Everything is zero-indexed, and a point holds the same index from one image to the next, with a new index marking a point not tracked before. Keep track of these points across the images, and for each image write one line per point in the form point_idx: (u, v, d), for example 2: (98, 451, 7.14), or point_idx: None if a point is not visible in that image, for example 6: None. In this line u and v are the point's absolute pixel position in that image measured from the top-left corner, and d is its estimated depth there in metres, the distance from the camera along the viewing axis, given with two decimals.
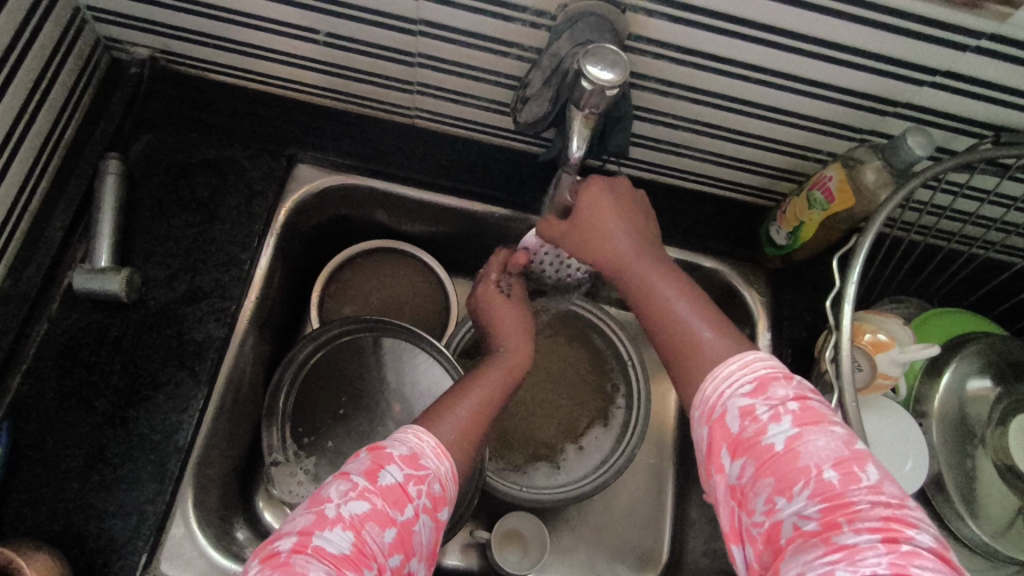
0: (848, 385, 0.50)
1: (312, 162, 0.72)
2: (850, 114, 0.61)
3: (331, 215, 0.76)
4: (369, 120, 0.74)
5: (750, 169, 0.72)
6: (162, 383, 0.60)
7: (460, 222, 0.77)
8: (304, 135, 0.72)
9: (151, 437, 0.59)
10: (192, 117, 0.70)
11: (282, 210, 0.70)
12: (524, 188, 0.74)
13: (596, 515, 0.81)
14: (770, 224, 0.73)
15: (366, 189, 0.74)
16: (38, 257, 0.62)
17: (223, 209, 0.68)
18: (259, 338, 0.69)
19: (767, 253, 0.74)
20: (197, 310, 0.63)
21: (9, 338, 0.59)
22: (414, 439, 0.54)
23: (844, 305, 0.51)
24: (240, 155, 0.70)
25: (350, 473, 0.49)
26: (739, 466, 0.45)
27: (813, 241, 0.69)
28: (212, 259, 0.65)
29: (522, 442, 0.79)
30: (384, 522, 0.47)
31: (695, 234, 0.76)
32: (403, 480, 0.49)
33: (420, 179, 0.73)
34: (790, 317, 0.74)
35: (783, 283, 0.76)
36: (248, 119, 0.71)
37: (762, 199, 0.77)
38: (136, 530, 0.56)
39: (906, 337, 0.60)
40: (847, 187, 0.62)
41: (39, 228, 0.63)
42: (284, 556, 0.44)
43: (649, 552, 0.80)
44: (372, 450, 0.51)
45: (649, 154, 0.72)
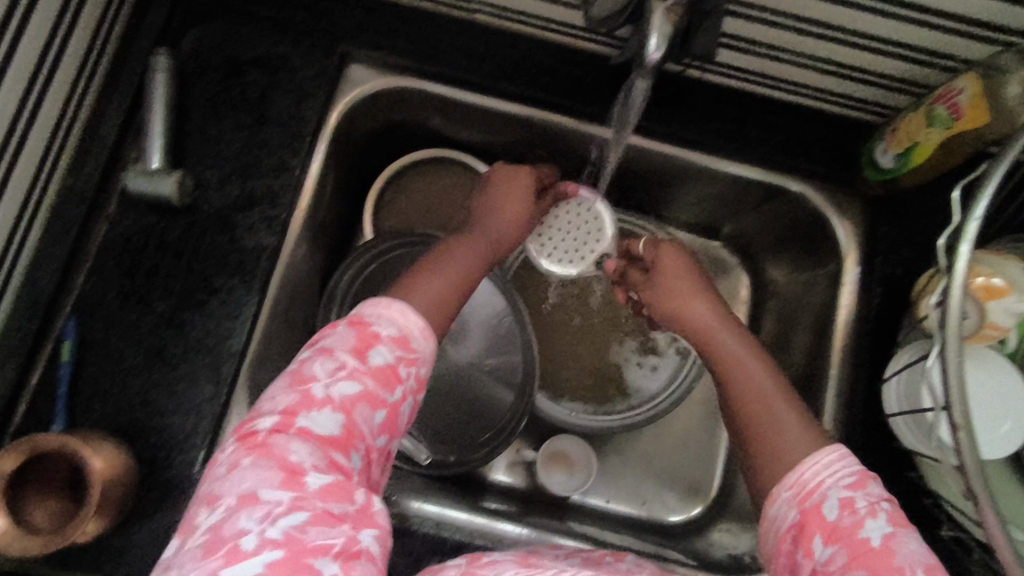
0: (953, 339, 0.42)
1: (365, 62, 0.67)
2: (997, 9, 0.51)
3: (386, 120, 0.72)
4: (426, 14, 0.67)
5: (856, 78, 0.62)
6: (216, 288, 0.61)
7: (520, 132, 0.71)
8: (358, 31, 0.67)
9: (207, 341, 0.60)
10: (241, 9, 0.66)
11: (333, 111, 0.66)
12: (594, 94, 0.67)
13: (646, 442, 0.80)
14: (874, 144, 0.63)
15: (420, 93, 0.68)
16: (95, 156, 0.62)
17: (273, 111, 0.65)
18: (311, 247, 0.68)
19: (868, 177, 0.64)
20: (249, 217, 0.62)
21: (71, 238, 0.60)
22: (399, 317, 0.51)
23: (962, 246, 0.43)
24: (290, 52, 0.66)
25: (334, 350, 0.47)
26: (829, 552, 0.43)
27: (926, 165, 0.60)
28: (263, 165, 0.64)
29: (575, 366, 0.76)
30: (374, 404, 0.46)
31: (783, 152, 0.67)
32: (394, 361, 0.48)
33: (480, 82, 0.67)
34: (886, 251, 0.65)
35: (880, 212, 0.66)
36: (300, 12, 0.66)
37: (867, 113, 0.67)
38: (195, 428, 0.58)
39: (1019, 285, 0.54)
40: (981, 102, 0.53)
41: (94, 126, 0.63)
42: (264, 436, 0.43)
43: (699, 484, 0.78)
44: (355, 327, 0.49)
45: (742, 58, 0.63)
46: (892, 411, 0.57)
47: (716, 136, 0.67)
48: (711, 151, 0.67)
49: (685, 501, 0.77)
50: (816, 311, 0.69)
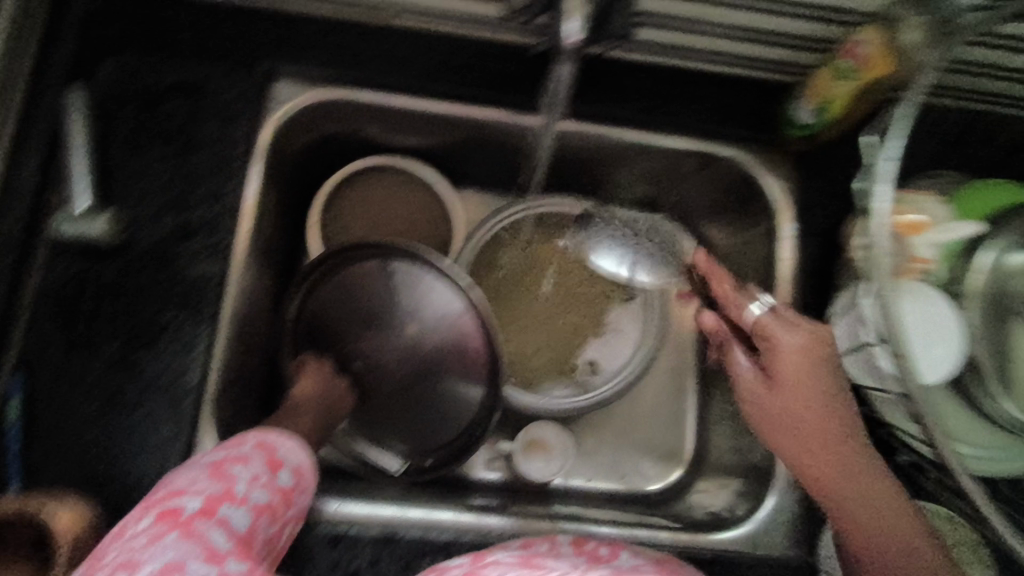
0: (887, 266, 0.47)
1: (289, 78, 0.66)
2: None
3: (318, 133, 0.70)
4: (344, 26, 0.70)
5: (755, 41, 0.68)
6: (165, 324, 0.61)
7: (451, 134, 0.71)
8: (280, 46, 0.68)
9: (162, 379, 0.60)
10: (152, 39, 0.67)
11: (264, 130, 0.64)
12: (516, 84, 0.70)
13: (620, 417, 0.81)
14: (791, 103, 0.69)
15: (345, 103, 0.67)
16: (11, 208, 0.60)
17: (200, 137, 0.66)
18: (261, 267, 0.66)
19: (789, 134, 0.69)
20: (189, 247, 0.63)
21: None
22: (304, 448, 0.53)
23: (878, 183, 0.47)
24: (210, 77, 0.67)
25: (249, 458, 0.49)
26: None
27: (842, 117, 0.64)
28: (197, 193, 0.64)
29: (541, 355, 0.77)
30: (274, 517, 0.48)
31: (707, 119, 0.71)
32: (294, 487, 0.50)
33: (408, 84, 0.68)
34: (820, 204, 0.71)
35: (803, 163, 0.71)
36: (215, 35, 0.68)
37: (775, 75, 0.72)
38: (160, 471, 0.58)
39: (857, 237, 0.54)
40: (880, 54, 0.58)
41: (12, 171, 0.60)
42: (186, 517, 0.43)
43: (674, 450, 0.79)
44: (267, 443, 0.51)
45: (655, 33, 0.68)
46: (842, 351, 0.60)
47: (644, 112, 0.71)
48: (641, 127, 0.70)
49: (664, 469, 0.78)
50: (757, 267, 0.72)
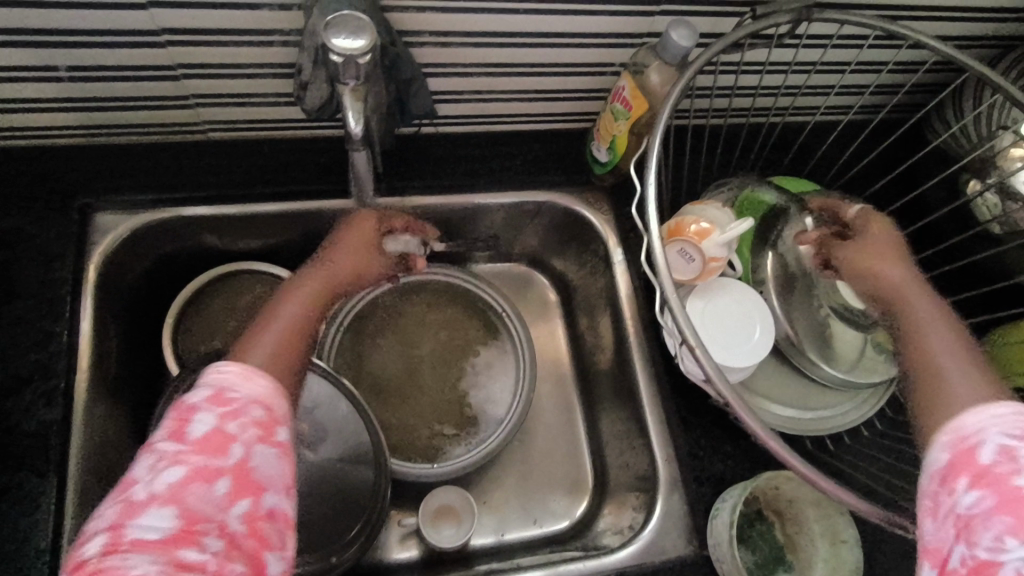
0: (666, 281, 0.53)
1: (109, 210, 0.70)
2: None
3: (156, 255, 0.75)
4: (196, 146, 0.74)
5: (549, 100, 0.76)
6: (5, 489, 0.60)
7: (295, 229, 0.78)
8: (120, 179, 0.71)
9: (9, 548, 0.58)
10: (6, 190, 0.69)
11: (89, 267, 0.68)
12: (405, 162, 0.78)
13: (519, 465, 0.88)
14: (591, 143, 0.78)
15: (177, 220, 0.73)
16: None
17: (21, 285, 0.66)
18: (112, 404, 0.69)
19: (597, 172, 0.79)
20: (22, 399, 0.63)
21: None
22: (221, 376, 0.49)
23: (647, 208, 0.54)
24: (22, 223, 0.68)
25: (154, 443, 0.44)
26: (974, 496, 0.44)
27: (628, 152, 0.74)
28: (25, 341, 0.65)
29: (412, 416, 0.83)
30: (206, 486, 0.43)
31: (526, 174, 0.81)
32: (216, 426, 0.45)
33: (278, 190, 0.74)
34: (635, 229, 0.81)
35: (620, 198, 0.82)
36: (41, 176, 0.70)
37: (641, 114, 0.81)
38: None
39: (724, 219, 0.66)
40: (638, 93, 0.67)
41: None
42: (94, 561, 0.39)
43: (578, 480, 0.88)
44: (175, 409, 0.46)
45: (467, 82, 0.71)
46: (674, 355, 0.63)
47: (465, 176, 0.79)
48: (474, 189, 0.79)
49: (572, 503, 0.86)
50: (605, 293, 0.83)
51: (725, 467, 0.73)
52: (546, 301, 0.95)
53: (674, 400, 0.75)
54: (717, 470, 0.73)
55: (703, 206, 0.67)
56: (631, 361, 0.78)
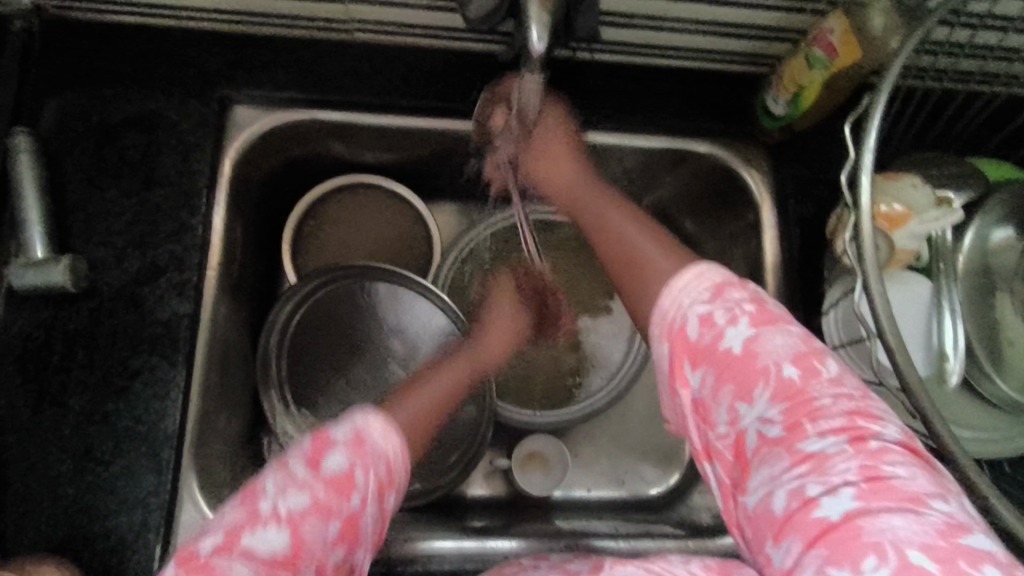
0: (872, 271, 0.46)
1: (248, 102, 0.67)
2: None
3: (287, 156, 0.73)
4: (341, 46, 0.70)
5: (728, 31, 0.67)
6: (138, 371, 0.61)
7: (428, 147, 0.73)
8: (261, 73, 0.68)
9: (138, 428, 0.60)
10: (147, 72, 0.67)
11: (225, 161, 0.66)
12: (553, 88, 0.71)
13: (617, 424, 0.84)
14: (766, 93, 0.68)
15: (316, 124, 0.68)
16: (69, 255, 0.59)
17: (159, 173, 0.65)
18: (235, 303, 0.69)
19: (765, 125, 0.69)
20: (156, 287, 0.63)
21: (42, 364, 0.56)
22: (360, 418, 0.47)
23: (862, 177, 0.47)
24: (165, 108, 0.66)
25: (289, 460, 0.44)
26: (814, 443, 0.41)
27: (812, 107, 0.65)
28: (162, 230, 0.64)
29: (521, 359, 0.80)
30: (325, 516, 0.42)
31: (682, 118, 0.72)
32: (348, 466, 0.44)
33: (419, 106, 0.69)
34: (795, 195, 0.72)
35: (783, 158, 0.73)
36: (185, 61, 0.68)
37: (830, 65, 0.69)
38: (143, 524, 0.58)
39: (921, 201, 0.59)
40: (849, 39, 0.58)
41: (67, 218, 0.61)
42: (203, 558, 0.40)
43: (676, 451, 0.83)
44: (316, 433, 0.46)
45: None
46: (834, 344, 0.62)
47: (615, 112, 0.71)
48: (623, 126, 0.71)
49: (665, 473, 0.82)
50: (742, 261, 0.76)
51: None
52: None
53: None
54: None
55: (900, 180, 0.60)
56: None
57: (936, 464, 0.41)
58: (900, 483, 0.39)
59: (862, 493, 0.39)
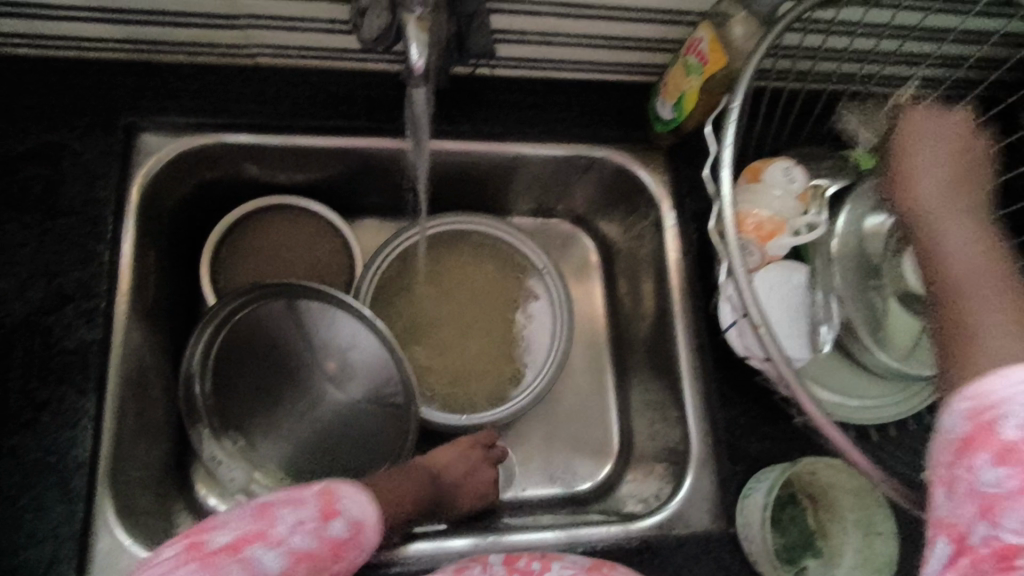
0: (736, 258, 0.50)
1: (154, 130, 0.69)
2: None
3: (198, 181, 0.74)
4: (246, 71, 0.71)
5: (616, 47, 0.72)
6: (45, 402, 0.60)
7: (341, 165, 0.75)
8: (164, 99, 0.69)
9: (47, 459, 0.59)
10: (47, 103, 0.67)
11: (131, 187, 0.67)
12: (457, 104, 0.74)
13: (545, 423, 0.87)
14: (655, 100, 0.73)
15: (225, 147, 0.71)
16: None
17: (63, 202, 0.65)
18: (148, 328, 0.69)
19: (658, 130, 0.75)
20: (63, 316, 0.62)
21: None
22: (366, 508, 0.52)
23: (721, 171, 0.51)
24: (67, 137, 0.67)
25: (304, 502, 0.50)
26: (998, 474, 0.38)
27: (696, 110, 0.69)
28: (66, 259, 0.64)
29: (448, 367, 0.82)
30: (315, 568, 0.48)
31: (582, 127, 0.77)
32: (347, 542, 0.50)
33: (325, 125, 0.71)
34: (691, 192, 0.77)
35: (679, 159, 0.77)
36: (85, 91, 0.68)
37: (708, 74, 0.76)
38: (55, 555, 0.57)
39: (788, 208, 0.64)
40: (717, 47, 0.63)
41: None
42: (210, 551, 0.46)
43: (603, 445, 0.86)
44: (328, 489, 0.52)
45: (531, 21, 0.67)
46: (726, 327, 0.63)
47: (519, 124, 0.75)
48: (524, 138, 0.75)
49: (594, 467, 0.85)
50: (650, 258, 0.80)
51: (761, 448, 0.70)
52: (586, 262, 0.92)
53: (715, 375, 0.73)
54: (753, 451, 0.71)
55: (763, 186, 0.65)
56: (672, 330, 0.76)
57: None
58: None
59: None
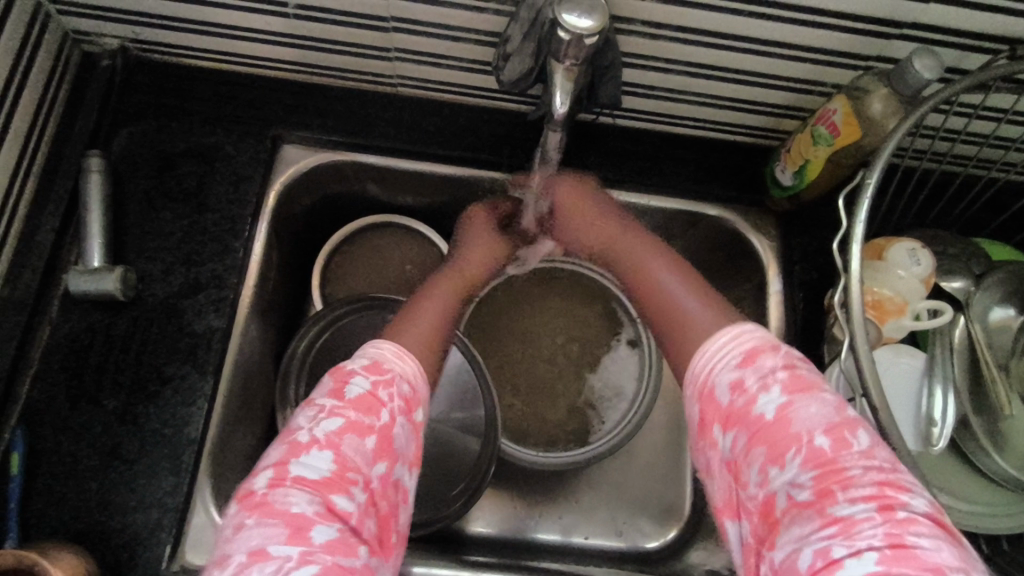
0: (860, 335, 0.49)
1: (297, 143, 0.74)
2: None
3: (325, 194, 0.79)
4: (384, 98, 0.76)
5: (741, 108, 0.72)
6: (169, 378, 0.65)
7: (457, 193, 0.79)
8: (309, 117, 0.75)
9: (163, 431, 0.64)
10: (208, 111, 0.74)
11: (270, 191, 0.73)
12: (574, 149, 0.77)
13: (617, 473, 0.85)
14: (775, 165, 0.73)
15: (354, 164, 0.76)
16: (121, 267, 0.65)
17: (211, 199, 0.72)
18: (263, 323, 0.74)
19: (774, 195, 0.74)
20: (196, 302, 0.68)
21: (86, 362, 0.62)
22: (374, 352, 0.56)
23: (852, 246, 0.50)
24: (223, 142, 0.73)
25: (316, 398, 0.52)
26: (731, 438, 0.49)
27: (819, 180, 0.69)
28: (206, 250, 0.70)
29: (530, 402, 0.83)
30: (360, 432, 0.50)
31: (696, 182, 0.77)
32: (371, 388, 0.52)
33: (449, 155, 0.75)
34: (801, 261, 0.75)
35: (792, 226, 0.76)
36: (242, 103, 0.75)
37: None
38: (158, 523, 0.61)
39: (913, 290, 0.62)
40: (852, 120, 0.62)
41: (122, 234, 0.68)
42: (261, 494, 0.47)
43: (674, 505, 0.84)
44: (335, 371, 0.53)
45: (663, 78, 0.69)
46: None
47: (633, 174, 0.77)
48: (634, 188, 0.77)
49: (663, 526, 0.83)
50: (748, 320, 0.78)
51: None
52: None
53: None
54: None
55: (887, 265, 0.63)
56: None
57: (959, 534, 0.43)
58: (923, 553, 0.41)
59: (884, 558, 0.41)
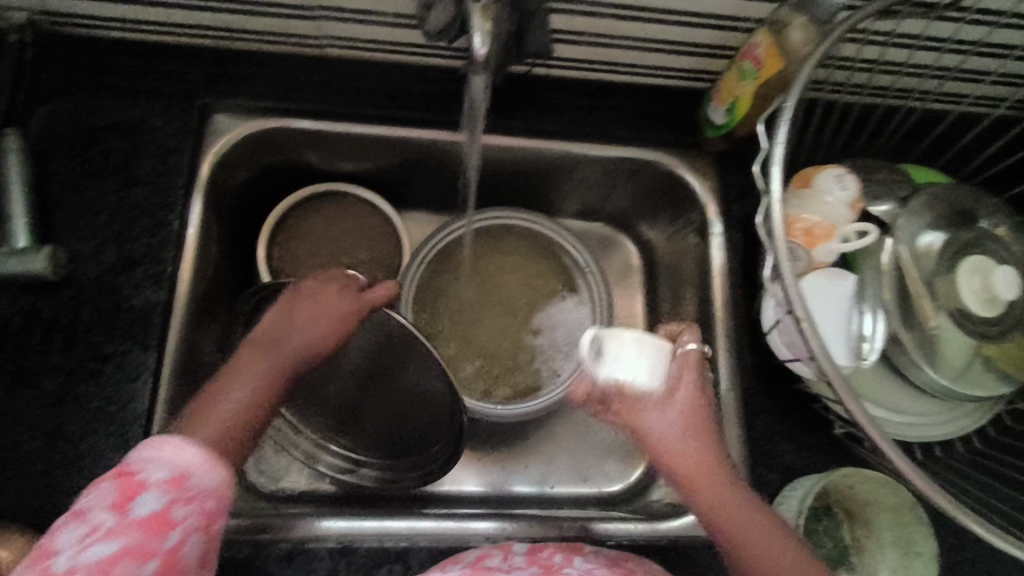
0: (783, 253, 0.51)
1: (227, 112, 0.71)
2: None
3: (261, 165, 0.77)
4: (313, 61, 0.75)
5: (669, 50, 0.73)
6: (109, 356, 0.64)
7: (396, 156, 0.78)
8: (237, 84, 0.74)
9: (107, 409, 0.63)
10: (129, 83, 0.72)
11: (203, 165, 0.69)
12: (508, 102, 0.77)
13: (578, 422, 0.87)
14: (707, 104, 0.74)
15: (287, 132, 0.73)
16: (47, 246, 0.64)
17: (139, 173, 0.70)
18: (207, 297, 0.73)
19: (708, 135, 0.75)
20: (131, 278, 0.67)
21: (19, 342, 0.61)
22: (174, 455, 0.47)
23: (772, 167, 0.52)
24: (147, 114, 0.71)
25: (89, 509, 0.45)
26: None
27: (748, 116, 0.70)
28: (138, 225, 0.68)
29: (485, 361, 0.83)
30: (140, 557, 0.44)
31: (632, 129, 0.78)
32: (160, 509, 0.45)
33: (384, 114, 0.75)
34: (737, 199, 0.77)
35: (728, 166, 0.78)
36: (165, 74, 0.73)
37: None
38: None
39: (838, 216, 0.64)
40: (773, 51, 0.63)
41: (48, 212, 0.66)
42: None
43: (635, 448, 0.86)
44: (118, 476, 0.46)
45: (589, 22, 0.69)
46: (768, 328, 0.63)
47: (570, 124, 0.77)
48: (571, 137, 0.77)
49: (625, 469, 0.85)
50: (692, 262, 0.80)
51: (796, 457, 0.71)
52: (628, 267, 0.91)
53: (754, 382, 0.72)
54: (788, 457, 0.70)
55: (814, 193, 0.64)
56: None
57: None
58: None
59: None
